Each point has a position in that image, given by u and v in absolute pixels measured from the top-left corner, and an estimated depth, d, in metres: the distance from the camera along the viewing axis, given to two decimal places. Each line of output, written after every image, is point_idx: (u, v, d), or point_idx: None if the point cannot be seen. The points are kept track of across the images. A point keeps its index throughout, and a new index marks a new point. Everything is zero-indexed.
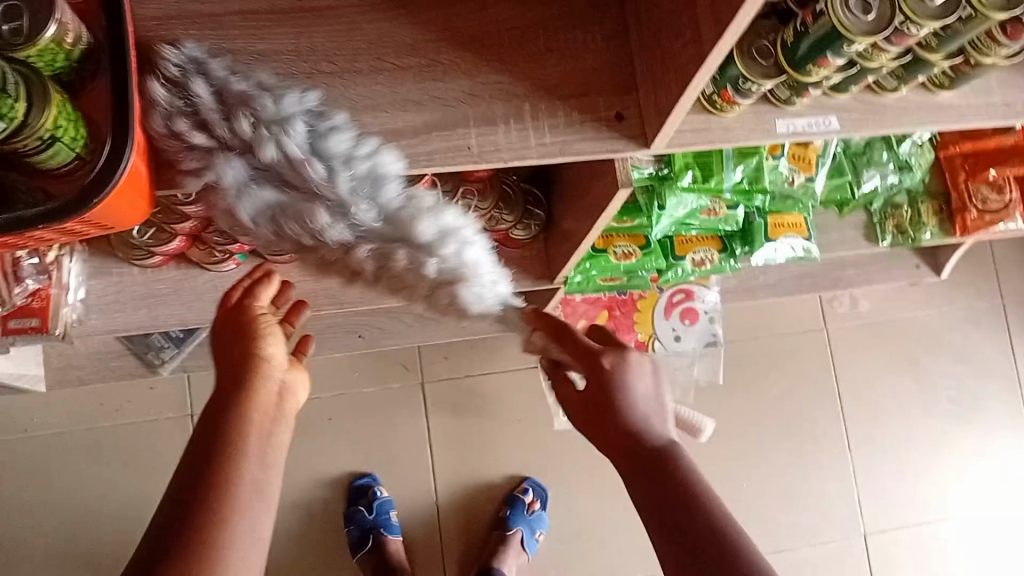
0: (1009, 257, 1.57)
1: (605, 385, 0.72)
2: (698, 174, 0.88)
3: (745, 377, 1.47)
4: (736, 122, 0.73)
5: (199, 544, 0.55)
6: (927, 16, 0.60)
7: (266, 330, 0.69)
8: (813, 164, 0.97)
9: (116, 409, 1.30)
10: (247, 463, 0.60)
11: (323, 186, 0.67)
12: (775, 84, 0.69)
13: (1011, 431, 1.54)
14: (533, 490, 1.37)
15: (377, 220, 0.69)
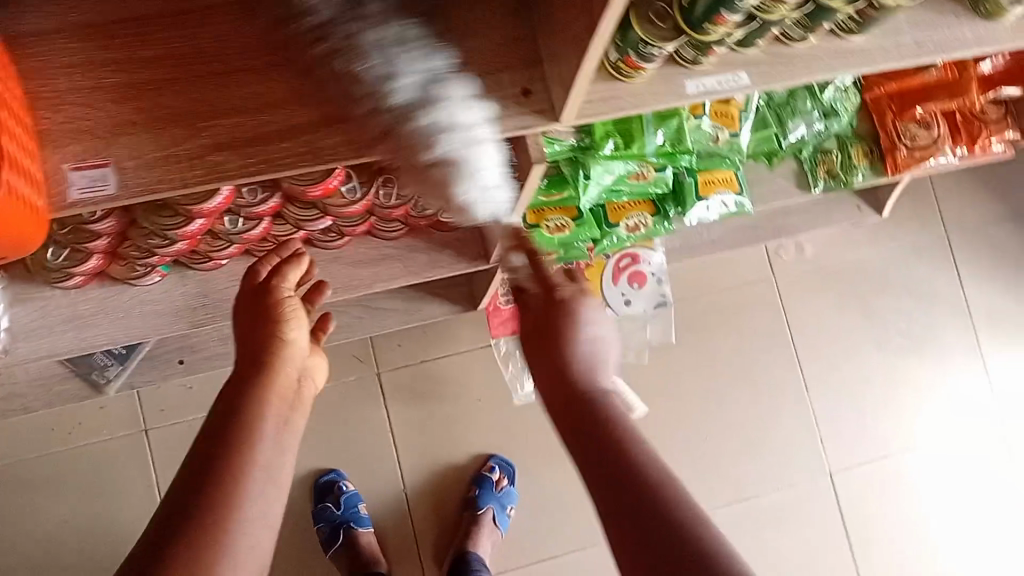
0: (948, 188, 1.57)
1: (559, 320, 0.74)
2: (620, 142, 0.87)
3: (698, 334, 1.48)
4: (644, 86, 0.72)
5: (213, 512, 0.59)
6: None
7: (290, 315, 0.75)
8: (736, 120, 0.97)
9: (66, 433, 1.28)
10: (259, 445, 0.65)
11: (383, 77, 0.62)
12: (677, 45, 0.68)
13: (964, 361, 1.56)
14: (500, 467, 1.36)
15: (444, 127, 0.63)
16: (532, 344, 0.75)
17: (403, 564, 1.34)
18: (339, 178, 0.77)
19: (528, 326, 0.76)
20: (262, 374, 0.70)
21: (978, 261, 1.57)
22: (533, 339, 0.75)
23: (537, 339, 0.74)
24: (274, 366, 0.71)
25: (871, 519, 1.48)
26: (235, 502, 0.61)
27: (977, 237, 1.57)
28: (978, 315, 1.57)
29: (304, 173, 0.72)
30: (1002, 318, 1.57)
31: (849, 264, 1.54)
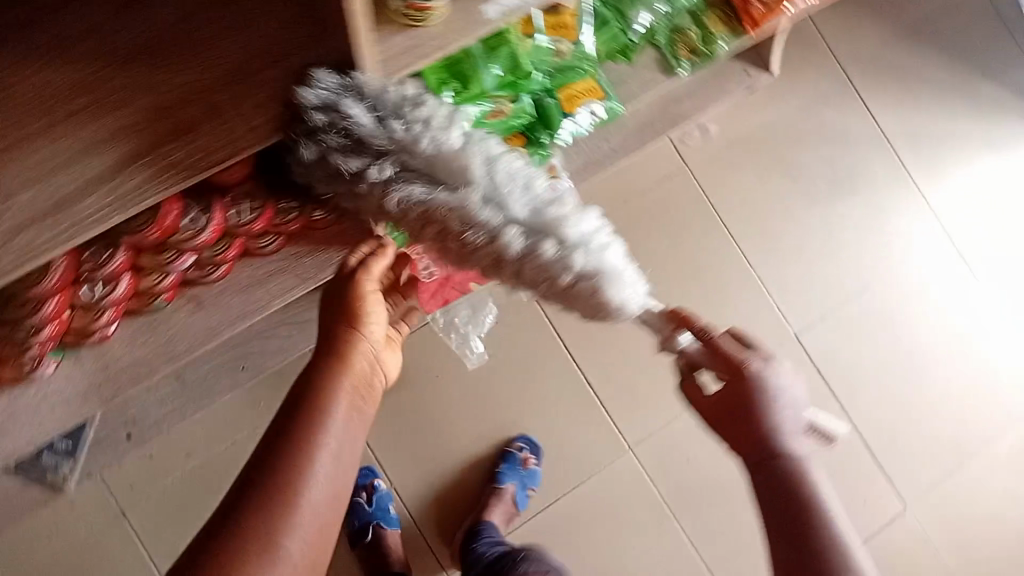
0: (830, 24, 1.55)
1: (742, 396, 0.72)
2: (457, 87, 0.84)
3: (632, 244, 1.46)
4: (441, 27, 0.69)
5: (287, 475, 0.62)
6: None
7: (372, 300, 0.81)
8: (573, 28, 0.93)
9: (43, 542, 1.25)
10: (325, 426, 0.67)
11: (462, 185, 0.71)
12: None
13: (894, 186, 1.55)
14: (527, 447, 1.37)
15: (519, 231, 0.69)
16: (723, 422, 0.74)
17: (415, 554, 1.36)
18: (173, 212, 0.80)
19: (715, 400, 0.75)
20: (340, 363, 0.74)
21: (881, 86, 1.55)
22: (715, 416, 0.75)
23: (721, 421, 0.74)
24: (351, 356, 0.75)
25: (846, 366, 1.50)
26: (309, 461, 0.64)
27: (871, 64, 1.55)
28: (896, 138, 1.56)
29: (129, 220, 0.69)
30: (917, 134, 1.56)
31: (755, 129, 1.52)
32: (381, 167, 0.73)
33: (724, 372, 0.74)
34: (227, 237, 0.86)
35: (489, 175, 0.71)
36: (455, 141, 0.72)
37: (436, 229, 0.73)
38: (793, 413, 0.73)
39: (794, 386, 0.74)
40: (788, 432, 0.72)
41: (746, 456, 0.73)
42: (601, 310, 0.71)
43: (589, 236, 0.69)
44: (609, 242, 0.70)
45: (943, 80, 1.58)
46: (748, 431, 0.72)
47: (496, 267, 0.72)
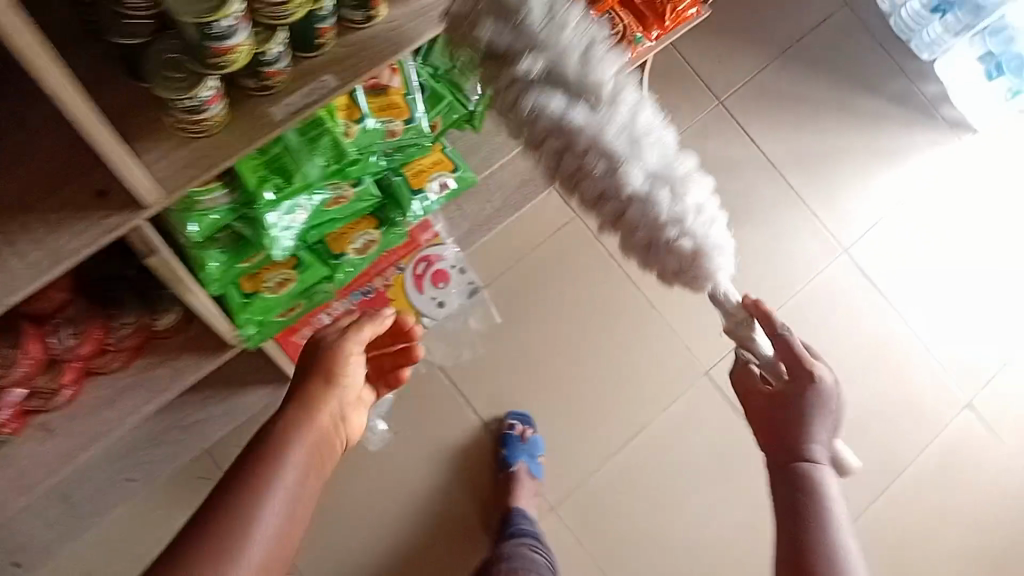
0: (703, 59, 1.57)
1: (795, 398, 0.76)
2: (278, 180, 0.82)
3: (529, 297, 1.45)
4: (229, 137, 0.68)
5: (244, 503, 0.64)
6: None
7: (349, 356, 0.83)
8: (405, 106, 0.92)
9: None
10: (285, 464, 0.69)
11: (608, 123, 0.62)
12: (214, 86, 0.62)
13: (784, 209, 1.56)
14: (520, 422, 1.39)
15: (643, 187, 0.64)
16: (769, 419, 0.79)
17: None
18: None
19: (767, 404, 0.79)
20: (303, 412, 0.76)
21: (761, 114, 1.57)
22: (770, 407, 0.78)
23: (769, 418, 0.78)
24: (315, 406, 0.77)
25: None
26: (259, 495, 0.65)
27: (747, 93, 1.57)
28: (780, 162, 1.57)
29: None
30: (800, 157, 1.58)
31: None
32: (533, 59, 0.59)
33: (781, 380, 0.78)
34: (57, 366, 0.83)
35: (624, 124, 0.63)
36: (611, 77, 0.61)
37: (558, 154, 0.64)
38: (829, 433, 0.77)
39: (834, 408, 0.77)
40: (818, 442, 0.76)
41: (777, 456, 0.77)
42: (688, 279, 0.70)
43: (695, 205, 0.67)
44: (713, 211, 0.69)
45: (821, 99, 1.60)
46: (791, 431, 0.76)
47: (603, 207, 0.67)
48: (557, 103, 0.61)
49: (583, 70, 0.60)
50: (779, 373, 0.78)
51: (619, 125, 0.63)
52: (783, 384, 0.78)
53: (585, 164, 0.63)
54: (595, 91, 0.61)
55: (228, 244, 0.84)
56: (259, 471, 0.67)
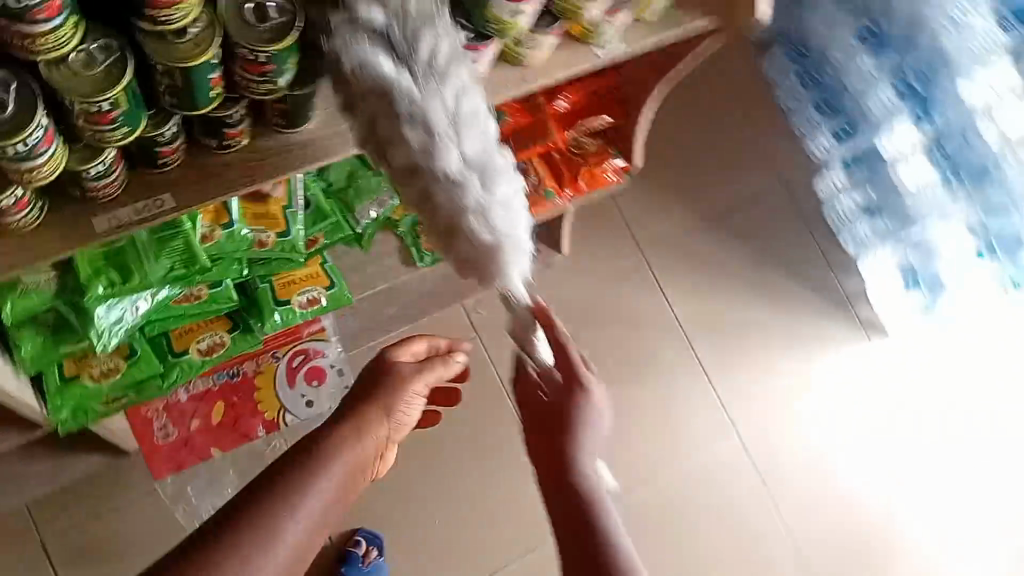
0: (634, 209, 1.58)
1: (567, 421, 0.68)
2: (116, 278, 0.78)
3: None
4: (42, 237, 0.64)
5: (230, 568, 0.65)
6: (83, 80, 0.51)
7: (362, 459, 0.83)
8: (280, 219, 0.89)
9: None
10: (338, 454, 0.78)
11: (416, 71, 0.55)
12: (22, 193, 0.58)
13: (683, 373, 1.55)
14: (366, 539, 1.29)
15: (447, 145, 0.55)
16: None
17: None
18: None
19: (531, 417, 0.71)
20: (362, 418, 0.85)
21: (679, 275, 1.58)
22: (551, 406, 0.82)
23: (548, 429, 0.81)
24: (377, 411, 0.87)
25: None
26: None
27: (670, 253, 1.58)
28: (688, 326, 1.57)
29: None
30: (709, 325, 1.58)
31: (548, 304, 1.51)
32: (373, 7, 0.55)
33: (558, 383, 0.82)
34: None
35: (444, 81, 0.56)
36: (438, 41, 0.56)
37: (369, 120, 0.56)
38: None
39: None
40: (583, 460, 0.68)
41: (564, 466, 0.78)
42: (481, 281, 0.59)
43: (503, 185, 0.57)
44: (525, 212, 0.59)
45: (742, 275, 1.61)
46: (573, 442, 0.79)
47: (404, 177, 0.57)
48: (373, 42, 0.55)
49: (401, 19, 0.55)
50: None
51: (430, 76, 0.55)
52: (560, 389, 0.82)
53: (383, 114, 0.55)
54: (413, 43, 0.55)
55: (49, 325, 0.80)
56: (313, 458, 0.77)
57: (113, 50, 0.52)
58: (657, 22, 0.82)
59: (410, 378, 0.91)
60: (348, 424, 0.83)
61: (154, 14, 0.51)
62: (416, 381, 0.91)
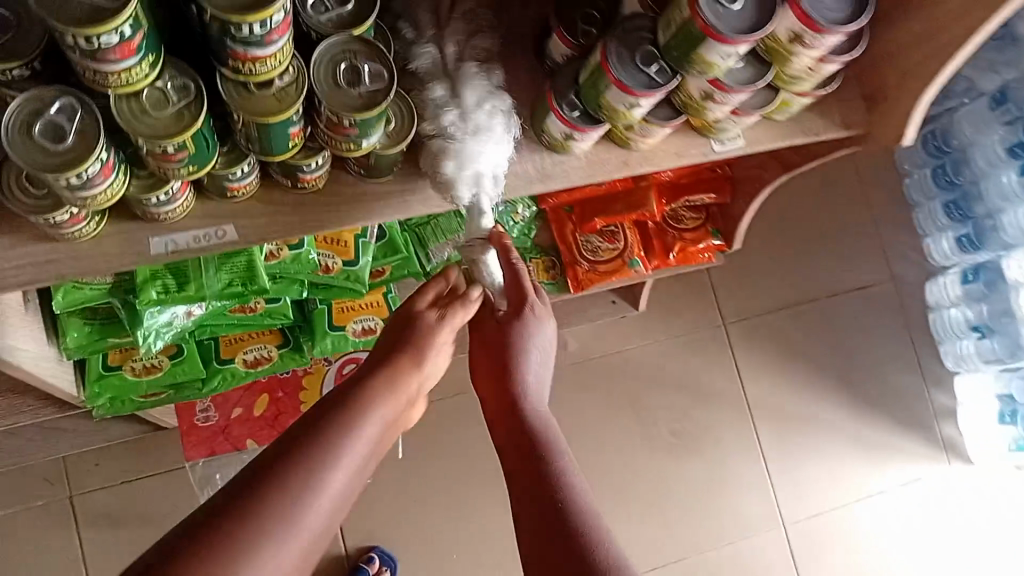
0: (726, 276, 1.50)
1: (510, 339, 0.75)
2: (171, 283, 0.76)
3: (443, 439, 1.36)
4: (98, 247, 0.61)
5: None
6: (154, 127, 0.48)
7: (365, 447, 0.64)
8: (351, 248, 0.85)
9: None
10: (364, 430, 0.64)
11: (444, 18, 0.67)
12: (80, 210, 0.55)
13: (743, 457, 1.46)
14: (381, 559, 1.28)
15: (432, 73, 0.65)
16: (487, 352, 0.77)
17: None
18: None
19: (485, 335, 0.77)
20: (391, 382, 0.70)
21: (758, 355, 1.49)
22: (495, 340, 0.76)
23: (486, 357, 0.77)
24: (404, 371, 0.72)
25: None
26: None
27: (752, 329, 1.50)
28: (757, 410, 1.48)
29: None
30: (779, 414, 1.49)
31: (615, 358, 1.45)
32: None
33: (507, 313, 0.76)
34: None
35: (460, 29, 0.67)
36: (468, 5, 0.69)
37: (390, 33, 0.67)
38: (535, 367, 0.77)
39: (547, 343, 0.77)
40: (527, 371, 0.76)
41: (505, 409, 0.74)
42: (432, 185, 0.65)
43: (467, 108, 0.64)
44: (496, 137, 0.65)
45: (823, 364, 1.51)
46: (513, 377, 0.75)
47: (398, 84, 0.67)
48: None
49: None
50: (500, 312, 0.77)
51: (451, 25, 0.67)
52: (506, 316, 0.76)
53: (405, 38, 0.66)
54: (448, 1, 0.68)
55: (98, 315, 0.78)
56: (328, 442, 0.60)
57: (189, 92, 0.49)
58: (790, 123, 0.75)
59: (436, 329, 0.75)
60: (365, 393, 0.67)
61: (237, 65, 0.47)
62: (444, 326, 0.75)
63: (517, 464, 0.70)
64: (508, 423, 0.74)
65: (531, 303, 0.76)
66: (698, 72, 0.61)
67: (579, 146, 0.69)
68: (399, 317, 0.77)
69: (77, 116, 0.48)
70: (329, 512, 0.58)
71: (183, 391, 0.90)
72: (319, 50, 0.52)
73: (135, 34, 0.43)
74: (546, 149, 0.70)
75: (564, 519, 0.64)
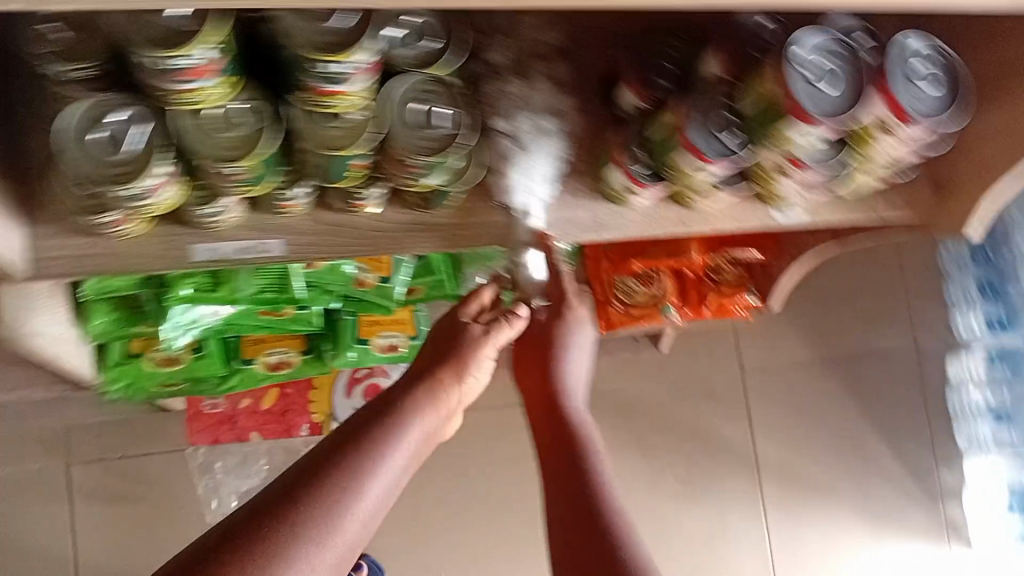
0: (749, 328, 1.48)
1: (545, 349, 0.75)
2: (203, 282, 0.75)
3: None
4: (137, 247, 0.57)
5: None
6: (218, 148, 0.48)
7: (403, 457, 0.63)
8: (387, 265, 0.84)
9: None
10: (399, 445, 0.62)
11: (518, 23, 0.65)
12: (135, 217, 0.53)
13: (744, 511, 1.44)
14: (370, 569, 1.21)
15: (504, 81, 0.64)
16: (531, 352, 0.77)
17: None
18: None
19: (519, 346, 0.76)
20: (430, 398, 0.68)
21: (772, 410, 1.47)
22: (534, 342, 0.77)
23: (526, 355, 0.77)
24: (444, 386, 0.70)
25: None
26: None
27: (769, 384, 1.48)
28: (765, 465, 1.46)
29: None
30: (786, 472, 1.46)
31: (629, 396, 1.43)
32: None
33: (548, 318, 0.77)
34: None
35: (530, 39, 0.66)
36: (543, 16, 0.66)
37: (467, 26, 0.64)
38: (572, 373, 0.76)
39: (585, 347, 0.78)
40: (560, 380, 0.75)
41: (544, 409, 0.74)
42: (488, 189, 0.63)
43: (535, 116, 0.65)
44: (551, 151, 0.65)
45: (836, 430, 1.49)
46: (554, 380, 0.75)
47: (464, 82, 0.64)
48: None
49: None
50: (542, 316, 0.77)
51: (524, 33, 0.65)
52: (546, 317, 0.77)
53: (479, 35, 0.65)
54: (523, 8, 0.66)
55: (124, 303, 0.76)
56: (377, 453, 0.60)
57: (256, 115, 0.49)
58: (851, 201, 0.73)
59: (480, 343, 0.73)
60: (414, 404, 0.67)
61: (307, 98, 0.47)
62: (483, 337, 0.73)
63: (555, 458, 0.69)
64: (545, 424, 0.73)
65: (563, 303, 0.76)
66: (774, 145, 0.60)
67: (640, 201, 0.66)
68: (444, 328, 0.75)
69: (145, 129, 0.48)
70: (368, 520, 0.57)
71: (200, 385, 0.88)
72: (392, 90, 0.51)
73: (207, 59, 0.42)
74: (602, 198, 0.67)
75: (597, 516, 0.62)
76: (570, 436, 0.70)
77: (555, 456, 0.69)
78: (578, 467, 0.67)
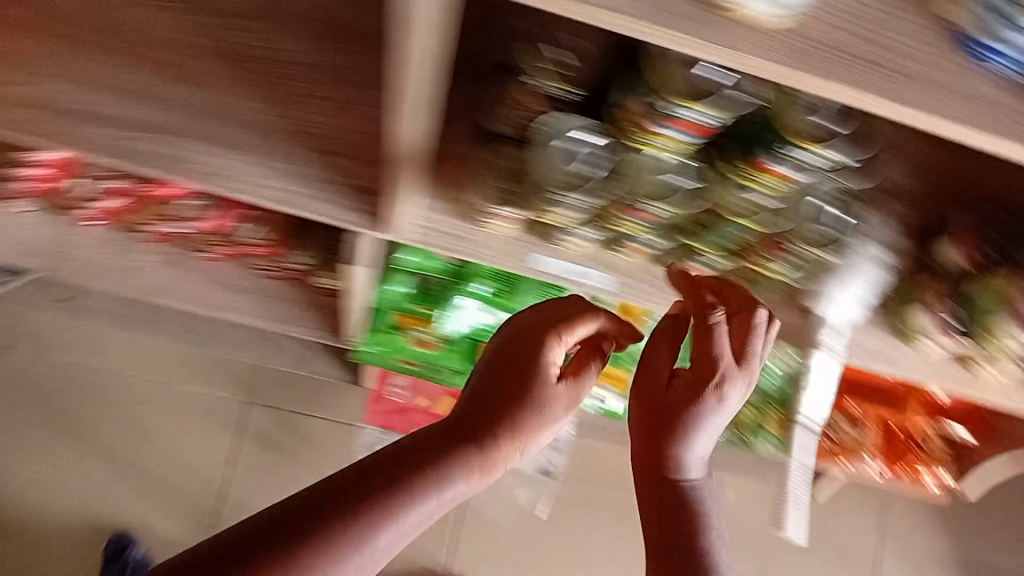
0: (909, 513, 1.42)
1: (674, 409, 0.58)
2: (497, 286, 0.82)
3: None
4: (494, 242, 0.66)
5: None
6: (647, 194, 0.54)
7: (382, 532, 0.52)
8: (641, 324, 0.90)
9: None
10: (407, 520, 0.53)
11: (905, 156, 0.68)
12: (520, 217, 0.62)
13: None
14: None
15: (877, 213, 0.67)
16: (657, 412, 0.59)
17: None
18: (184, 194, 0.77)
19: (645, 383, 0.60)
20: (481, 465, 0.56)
21: None
22: (526, 384, 0.58)
23: (660, 422, 0.59)
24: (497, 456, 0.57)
25: None
26: None
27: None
28: None
29: (128, 148, 0.63)
30: None
31: (772, 538, 1.38)
32: None
33: (686, 376, 0.59)
34: (226, 240, 0.85)
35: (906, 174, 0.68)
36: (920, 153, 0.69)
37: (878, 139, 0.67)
38: (708, 446, 0.60)
39: (731, 414, 0.60)
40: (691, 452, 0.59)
41: (479, 434, 0.57)
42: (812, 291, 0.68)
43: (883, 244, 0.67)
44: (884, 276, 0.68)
45: None
46: (672, 446, 0.59)
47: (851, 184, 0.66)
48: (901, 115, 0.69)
49: None
50: (676, 370, 0.60)
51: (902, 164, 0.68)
52: (678, 379, 0.59)
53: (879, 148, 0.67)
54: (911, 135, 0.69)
55: (415, 283, 0.83)
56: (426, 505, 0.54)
57: (684, 169, 0.53)
58: None
59: (552, 403, 0.58)
60: (463, 458, 0.56)
61: (748, 168, 0.54)
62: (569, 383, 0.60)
63: (657, 527, 0.60)
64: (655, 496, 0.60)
65: (753, 348, 0.58)
66: None
67: (931, 348, 0.70)
68: (510, 341, 0.60)
69: (609, 159, 0.54)
70: (369, 571, 0.53)
71: (435, 371, 0.95)
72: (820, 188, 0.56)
73: (704, 115, 0.50)
74: (895, 334, 0.71)
75: None
76: (674, 500, 0.60)
77: (652, 525, 0.61)
78: (682, 535, 0.60)
